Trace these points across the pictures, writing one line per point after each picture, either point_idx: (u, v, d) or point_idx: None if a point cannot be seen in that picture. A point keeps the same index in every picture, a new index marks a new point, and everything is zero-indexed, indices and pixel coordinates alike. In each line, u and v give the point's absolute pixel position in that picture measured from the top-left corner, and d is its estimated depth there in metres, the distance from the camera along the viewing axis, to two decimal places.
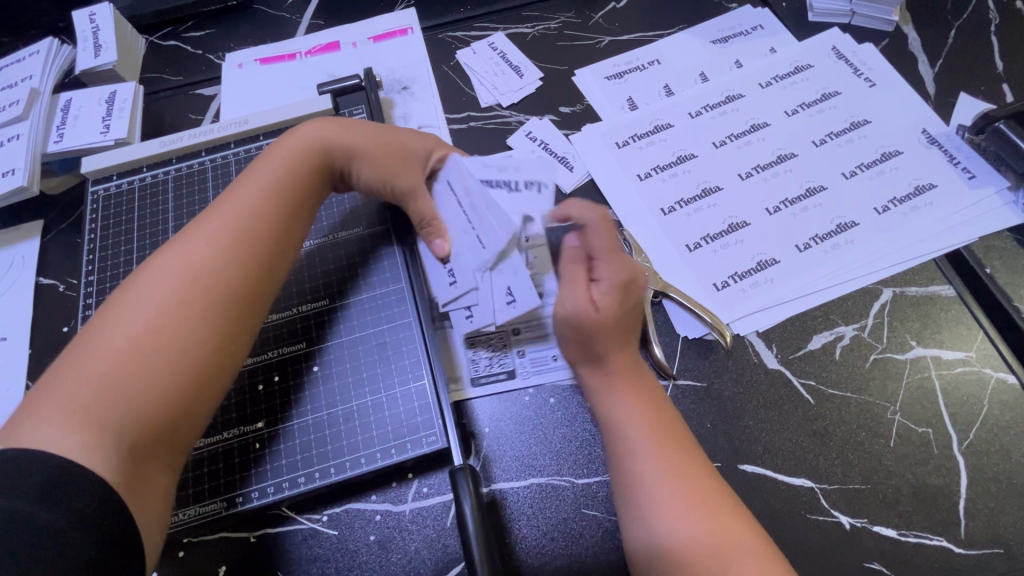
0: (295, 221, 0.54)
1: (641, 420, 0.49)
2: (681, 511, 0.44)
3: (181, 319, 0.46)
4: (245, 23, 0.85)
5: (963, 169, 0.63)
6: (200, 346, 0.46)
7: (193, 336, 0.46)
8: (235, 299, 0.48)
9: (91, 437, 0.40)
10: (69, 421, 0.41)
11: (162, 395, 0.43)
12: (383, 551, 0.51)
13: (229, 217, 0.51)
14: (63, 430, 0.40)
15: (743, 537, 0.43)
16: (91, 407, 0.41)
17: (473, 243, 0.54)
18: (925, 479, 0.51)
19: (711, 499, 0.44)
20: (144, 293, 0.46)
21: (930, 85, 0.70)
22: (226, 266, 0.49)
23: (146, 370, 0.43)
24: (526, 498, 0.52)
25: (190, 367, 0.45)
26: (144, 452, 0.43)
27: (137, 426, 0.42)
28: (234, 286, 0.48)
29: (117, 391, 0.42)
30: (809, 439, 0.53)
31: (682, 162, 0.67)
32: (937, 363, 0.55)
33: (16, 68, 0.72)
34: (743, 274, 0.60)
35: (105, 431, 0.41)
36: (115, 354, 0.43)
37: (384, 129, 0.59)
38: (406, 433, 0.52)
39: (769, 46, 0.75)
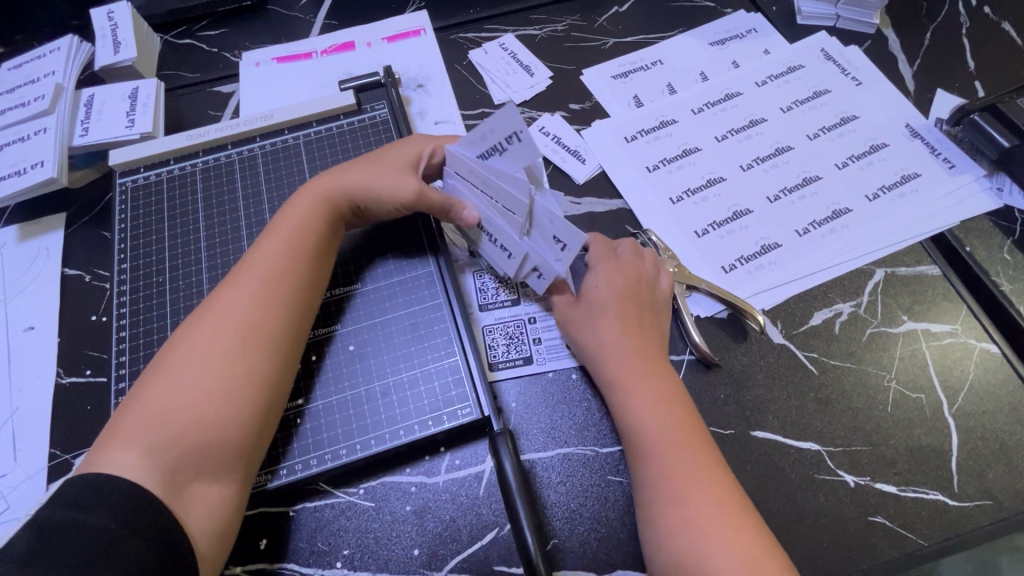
0: (321, 250, 0.57)
1: (651, 420, 0.51)
2: (681, 489, 0.47)
3: (218, 346, 0.50)
4: (259, 23, 0.87)
5: (944, 159, 0.69)
6: (238, 364, 0.49)
7: (232, 357, 0.49)
8: (266, 324, 0.52)
9: (144, 455, 0.45)
10: (127, 444, 0.45)
11: (206, 411, 0.47)
12: (420, 520, 0.53)
13: (264, 248, 0.56)
14: (122, 452, 0.45)
15: (739, 511, 0.47)
16: (144, 430, 0.46)
17: (506, 215, 0.52)
18: (920, 440, 0.55)
19: (709, 477, 0.48)
20: (190, 327, 0.51)
21: (910, 83, 0.76)
22: (259, 291, 0.53)
23: (192, 391, 0.47)
24: (556, 466, 0.55)
25: (229, 385, 0.48)
26: (191, 466, 0.46)
27: (185, 443, 0.46)
28: (267, 308, 0.52)
29: (170, 419, 0.46)
30: (814, 407, 0.57)
31: (687, 155, 0.72)
32: (927, 335, 0.60)
33: (38, 64, 0.73)
34: (749, 257, 0.65)
35: (159, 454, 0.45)
36: (167, 387, 0.48)
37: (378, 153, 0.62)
38: (441, 406, 0.55)
39: (763, 48, 0.80)
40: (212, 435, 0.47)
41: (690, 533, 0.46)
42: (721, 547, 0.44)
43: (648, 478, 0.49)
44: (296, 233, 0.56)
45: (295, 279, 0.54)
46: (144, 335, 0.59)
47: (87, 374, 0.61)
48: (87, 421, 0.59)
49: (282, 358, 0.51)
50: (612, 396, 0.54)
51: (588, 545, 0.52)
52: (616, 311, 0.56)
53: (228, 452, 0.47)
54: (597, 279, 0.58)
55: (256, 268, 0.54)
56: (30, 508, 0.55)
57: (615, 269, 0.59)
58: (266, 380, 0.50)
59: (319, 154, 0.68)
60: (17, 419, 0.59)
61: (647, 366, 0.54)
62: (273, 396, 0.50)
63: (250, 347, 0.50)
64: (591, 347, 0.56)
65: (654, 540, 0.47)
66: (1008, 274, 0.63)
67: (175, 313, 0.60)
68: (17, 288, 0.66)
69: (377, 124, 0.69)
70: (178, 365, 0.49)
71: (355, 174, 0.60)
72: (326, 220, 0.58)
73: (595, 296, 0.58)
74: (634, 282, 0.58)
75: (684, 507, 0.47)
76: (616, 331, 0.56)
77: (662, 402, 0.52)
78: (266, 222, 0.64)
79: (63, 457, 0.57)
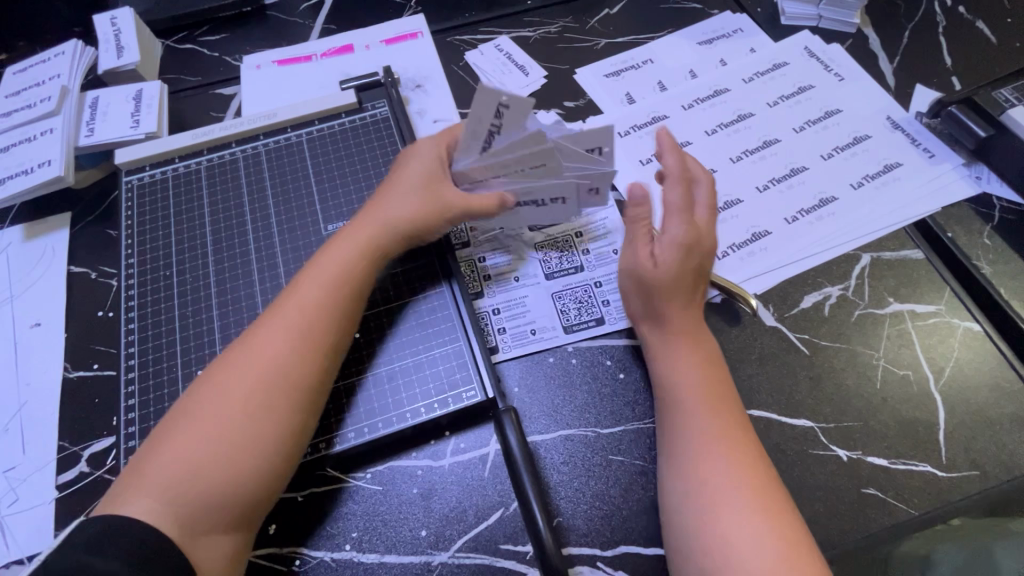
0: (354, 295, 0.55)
1: (690, 383, 0.53)
2: (708, 446, 0.49)
3: (246, 402, 0.48)
4: (258, 27, 0.88)
5: (924, 149, 0.72)
6: (266, 420, 0.48)
7: (261, 412, 0.48)
8: (295, 381, 0.50)
9: (164, 503, 0.45)
10: (149, 489, 0.45)
11: (231, 464, 0.46)
12: (426, 502, 0.54)
13: (299, 290, 0.54)
14: (143, 498, 0.45)
15: (760, 473, 0.48)
16: (166, 479, 0.45)
17: (536, 173, 0.56)
18: (909, 415, 0.57)
19: (738, 440, 0.50)
20: (221, 372, 0.50)
21: (890, 78, 0.79)
22: (289, 341, 0.51)
23: (217, 443, 0.47)
24: (559, 447, 0.56)
25: (253, 442, 0.47)
26: (211, 516, 0.46)
27: (207, 493, 0.46)
28: (299, 363, 0.50)
29: (191, 471, 0.46)
30: (807, 385, 0.59)
31: (679, 149, 0.74)
32: (912, 315, 0.62)
33: (42, 68, 0.74)
34: (740, 244, 0.67)
35: (178, 506, 0.45)
36: (192, 436, 0.47)
37: (415, 182, 0.59)
38: (446, 390, 0.56)
39: (749, 47, 0.83)
40: (234, 489, 0.46)
41: (713, 487, 0.47)
42: (741, 504, 0.46)
43: (679, 433, 0.51)
44: (329, 275, 0.55)
45: (325, 332, 0.52)
46: (152, 328, 0.60)
47: (95, 368, 0.62)
48: (95, 414, 0.60)
49: (308, 413, 0.50)
50: (659, 356, 0.56)
51: (591, 523, 0.53)
52: (683, 280, 0.55)
53: (248, 505, 0.47)
54: (669, 241, 0.55)
55: (289, 314, 0.52)
56: (40, 499, 0.56)
57: (693, 233, 0.56)
58: (291, 435, 0.49)
59: (322, 151, 0.69)
60: (27, 412, 0.60)
61: (694, 331, 0.56)
62: (294, 450, 0.50)
63: (279, 400, 0.49)
64: (653, 312, 0.56)
65: (678, 494, 0.49)
66: (988, 257, 0.65)
67: (183, 306, 0.61)
68: (23, 286, 0.67)
69: (377, 122, 0.71)
70: (207, 412, 0.48)
71: (391, 208, 0.58)
72: (358, 260, 0.56)
73: (667, 263, 0.55)
74: (704, 250, 0.57)
75: (712, 463, 0.48)
76: (679, 301, 0.56)
77: (701, 365, 0.54)
78: (271, 217, 0.65)
79: (71, 448, 0.58)
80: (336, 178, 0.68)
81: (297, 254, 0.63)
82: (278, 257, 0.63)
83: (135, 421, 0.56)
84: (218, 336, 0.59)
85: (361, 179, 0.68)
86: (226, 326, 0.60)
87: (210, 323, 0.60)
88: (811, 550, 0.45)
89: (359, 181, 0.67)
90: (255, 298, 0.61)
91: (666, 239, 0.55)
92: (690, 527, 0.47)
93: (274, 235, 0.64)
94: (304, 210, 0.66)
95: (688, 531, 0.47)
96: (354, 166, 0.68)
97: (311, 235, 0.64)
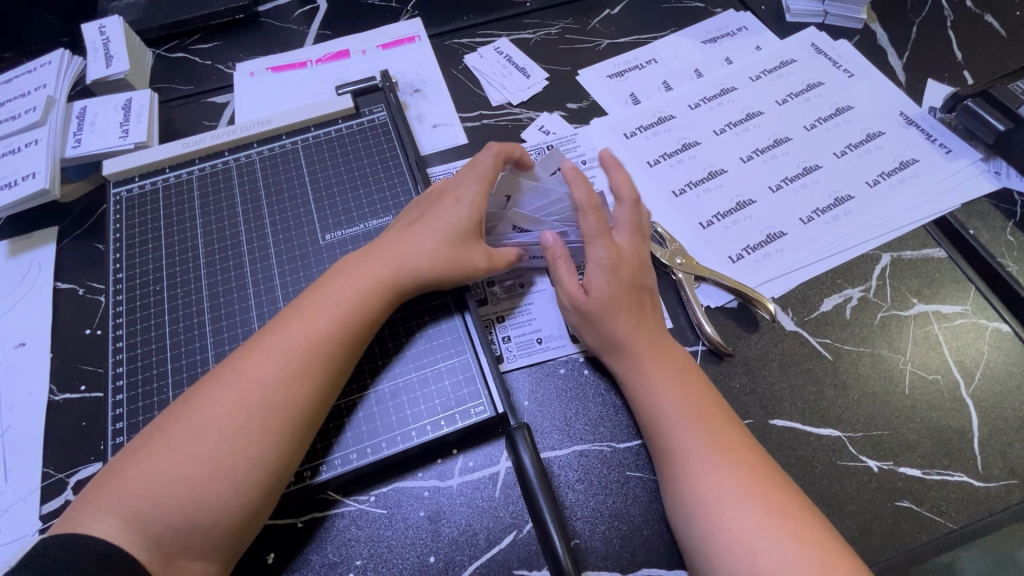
0: (362, 314, 0.51)
1: (677, 408, 0.50)
2: (705, 457, 0.47)
3: (236, 421, 0.45)
4: (251, 34, 0.86)
5: (940, 145, 0.70)
6: (250, 445, 0.45)
7: (246, 437, 0.45)
8: (289, 404, 0.47)
9: (135, 522, 0.41)
10: (120, 507, 0.42)
11: (205, 487, 0.43)
12: (434, 526, 0.51)
13: (305, 311, 0.51)
14: (109, 512, 0.42)
15: (762, 472, 0.47)
16: (138, 494, 0.42)
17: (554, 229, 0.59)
18: (942, 422, 0.54)
19: (731, 443, 0.48)
20: (211, 388, 0.47)
21: (901, 73, 0.77)
22: (287, 360, 0.48)
23: (194, 463, 0.44)
24: (573, 463, 0.53)
25: (236, 466, 0.44)
26: (178, 542, 0.42)
27: (176, 515, 0.42)
28: (294, 383, 0.47)
29: (168, 487, 0.43)
30: (831, 391, 0.56)
31: (687, 149, 0.72)
32: (938, 316, 0.60)
33: (28, 78, 0.72)
34: (755, 246, 0.64)
35: (147, 523, 0.42)
36: (175, 450, 0.44)
37: (438, 202, 0.57)
38: (454, 405, 0.53)
39: (755, 44, 0.81)
40: (204, 514, 0.43)
41: (722, 499, 0.45)
42: (753, 510, 0.44)
43: (670, 450, 0.49)
44: (335, 290, 0.52)
45: (325, 351, 0.49)
46: (141, 346, 0.57)
47: (82, 390, 0.59)
48: (83, 438, 0.56)
49: (297, 442, 0.47)
50: (634, 385, 0.53)
51: (611, 544, 0.50)
52: (622, 303, 0.54)
53: (219, 534, 0.43)
54: (597, 267, 0.55)
55: (290, 335, 0.49)
56: (23, 532, 0.53)
57: (617, 256, 0.55)
58: (273, 463, 0.45)
59: (318, 158, 0.67)
60: (10, 438, 0.57)
61: (658, 344, 0.54)
62: (275, 481, 0.46)
63: (265, 427, 0.46)
64: (604, 338, 0.54)
65: (686, 513, 0.46)
66: (1012, 254, 0.63)
67: (174, 322, 0.58)
68: (6, 305, 0.64)
69: (375, 128, 0.68)
70: (187, 429, 0.45)
71: (413, 239, 0.55)
72: (365, 274, 0.53)
73: (597, 290, 0.55)
74: (637, 267, 0.56)
75: (712, 477, 0.46)
76: (629, 321, 0.54)
77: (677, 377, 0.52)
78: (266, 228, 0.63)
79: (57, 476, 0.55)
80: (334, 186, 0.65)
81: (293, 265, 0.60)
82: (274, 269, 0.60)
83: (124, 444, 0.52)
84: (211, 353, 0.56)
85: (361, 187, 0.65)
86: (220, 343, 0.56)
87: (202, 341, 0.57)
88: (835, 543, 0.44)
89: (357, 189, 0.65)
90: (250, 313, 0.58)
91: (592, 266, 0.55)
92: (709, 548, 0.44)
93: (270, 248, 0.62)
94: (301, 219, 0.63)
95: (709, 550, 0.44)
96: (352, 173, 0.66)
97: (308, 245, 0.62)
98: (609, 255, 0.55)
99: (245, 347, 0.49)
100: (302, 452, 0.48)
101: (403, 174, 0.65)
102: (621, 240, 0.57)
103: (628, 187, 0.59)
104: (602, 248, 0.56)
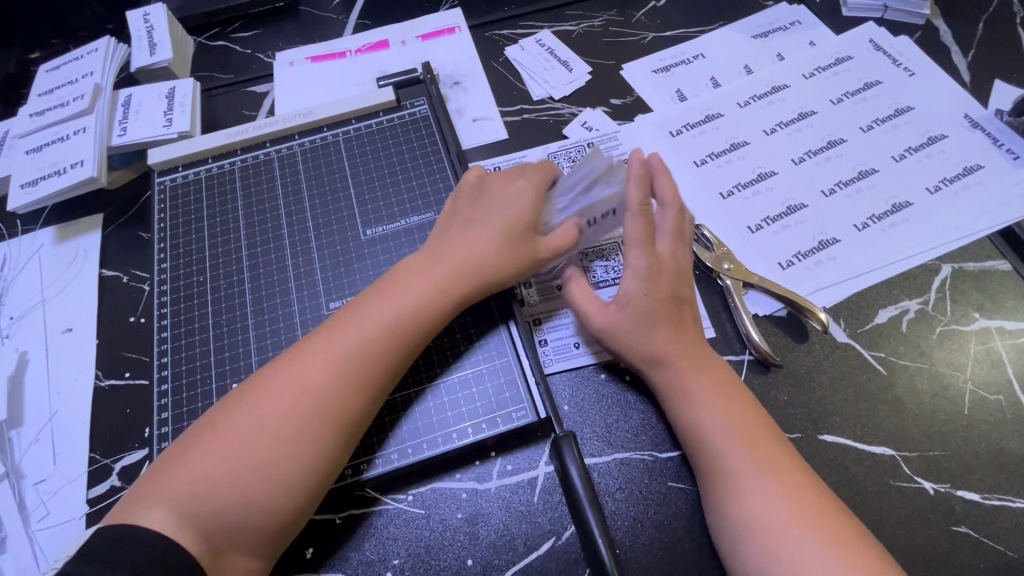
0: (415, 319, 0.50)
1: (722, 430, 0.48)
2: (755, 479, 0.46)
3: (287, 423, 0.45)
4: (292, 23, 0.85)
5: (1007, 150, 0.66)
6: (298, 450, 0.45)
7: (295, 439, 0.45)
8: (340, 410, 0.46)
9: (188, 517, 0.42)
10: (174, 501, 0.42)
11: (254, 487, 0.43)
12: (472, 528, 0.50)
13: (359, 314, 0.50)
14: (164, 503, 0.42)
15: (815, 495, 0.45)
16: (191, 490, 0.43)
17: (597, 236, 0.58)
18: (1004, 444, 0.52)
19: (778, 462, 0.47)
20: (264, 387, 0.47)
21: (966, 73, 0.73)
22: (338, 367, 0.47)
23: (244, 464, 0.44)
24: (614, 471, 0.52)
25: (286, 469, 0.44)
26: (227, 538, 0.42)
27: (227, 514, 0.42)
28: (346, 389, 0.47)
29: (220, 485, 0.43)
30: (884, 407, 0.54)
31: (735, 149, 0.69)
32: (1001, 333, 0.57)
33: (75, 65, 0.72)
34: (806, 253, 0.62)
35: (199, 519, 0.42)
36: (228, 449, 0.44)
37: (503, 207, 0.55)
38: (496, 409, 0.52)
39: (808, 40, 0.78)
40: (253, 513, 0.43)
41: (775, 526, 0.44)
42: (806, 539, 0.43)
43: (714, 471, 0.47)
44: (390, 293, 0.51)
45: (378, 356, 0.48)
46: (184, 337, 0.57)
47: (127, 377, 0.60)
48: (128, 424, 0.57)
49: (344, 447, 0.47)
50: (676, 403, 0.51)
51: (651, 556, 0.49)
52: (659, 314, 0.52)
53: (266, 534, 0.44)
54: (635, 274, 0.52)
55: (340, 338, 0.48)
56: (70, 515, 0.54)
57: (655, 264, 0.53)
58: (320, 468, 0.45)
59: (359, 151, 0.66)
60: (58, 422, 0.58)
61: (697, 360, 0.52)
62: (322, 483, 0.46)
63: (315, 430, 0.45)
64: (639, 353, 0.52)
65: (732, 534, 0.45)
66: None
67: (216, 314, 0.58)
68: (54, 290, 0.66)
69: (416, 121, 0.67)
70: (240, 429, 0.45)
71: (473, 243, 0.53)
72: (422, 278, 0.52)
73: (633, 300, 0.52)
74: (675, 277, 0.54)
75: (761, 504, 0.45)
76: (665, 333, 0.52)
77: (719, 392, 0.50)
78: (307, 221, 0.62)
79: (103, 461, 0.56)
80: (374, 180, 0.64)
81: (335, 259, 0.60)
82: (315, 263, 0.60)
83: (168, 434, 0.53)
84: (253, 345, 0.56)
85: (402, 182, 0.64)
86: (261, 336, 0.56)
87: (245, 334, 0.57)
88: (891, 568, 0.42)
89: (398, 184, 0.64)
90: (291, 306, 0.58)
91: (630, 273, 0.53)
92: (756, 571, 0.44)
93: (311, 241, 0.61)
94: (342, 213, 0.63)
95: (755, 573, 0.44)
96: (392, 168, 0.65)
97: (349, 240, 0.61)
98: (648, 264, 0.53)
99: (298, 347, 0.49)
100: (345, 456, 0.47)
101: (445, 169, 0.64)
102: (659, 247, 0.54)
103: (674, 192, 0.56)
104: (641, 252, 0.53)
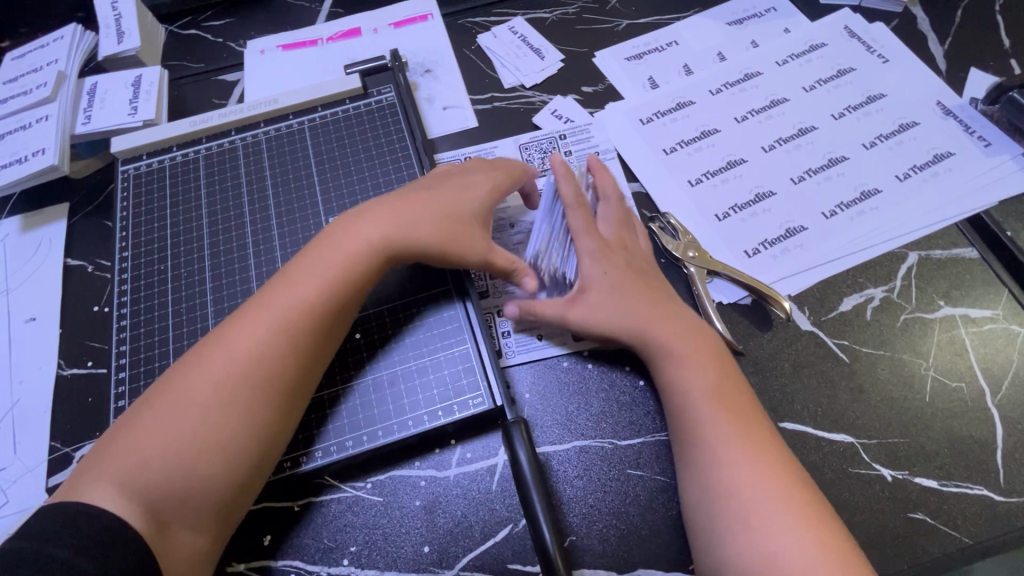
0: (349, 286, 0.50)
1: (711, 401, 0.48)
2: (738, 451, 0.46)
3: (222, 390, 0.45)
4: (264, 11, 0.84)
5: (979, 138, 0.66)
6: (236, 415, 0.45)
7: (232, 405, 0.45)
8: (276, 374, 0.46)
9: (132, 492, 0.42)
10: (116, 479, 0.42)
11: (196, 456, 0.43)
12: (430, 516, 0.50)
13: (290, 281, 0.50)
14: (106, 481, 0.42)
15: (796, 478, 0.45)
16: (132, 464, 0.42)
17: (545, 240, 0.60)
18: (964, 432, 0.52)
19: (761, 439, 0.46)
20: (198, 360, 0.47)
21: (942, 61, 0.72)
22: (270, 332, 0.47)
23: (182, 432, 0.44)
24: (572, 459, 0.52)
25: (227, 435, 0.44)
26: (173, 509, 0.42)
27: (171, 485, 0.42)
28: (280, 353, 0.47)
29: (161, 458, 0.43)
30: (846, 395, 0.54)
31: (705, 137, 0.69)
32: (965, 321, 0.56)
33: (41, 53, 0.72)
34: (773, 241, 0.62)
35: (142, 493, 0.42)
36: (166, 422, 0.44)
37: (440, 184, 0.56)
38: (452, 396, 0.52)
39: (784, 27, 0.77)
40: (198, 482, 0.43)
41: (753, 498, 0.44)
42: (781, 512, 0.43)
43: (700, 443, 0.47)
44: (322, 262, 0.50)
45: (311, 321, 0.48)
46: (145, 326, 0.57)
47: (89, 366, 0.60)
48: (88, 413, 0.57)
49: (284, 410, 0.47)
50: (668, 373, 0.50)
51: (607, 543, 0.49)
52: (629, 288, 0.53)
53: (212, 503, 0.44)
54: (588, 258, 0.55)
55: (271, 304, 0.48)
56: (30, 502, 0.54)
57: (607, 246, 0.56)
58: (261, 434, 0.45)
59: (324, 139, 0.66)
60: (19, 411, 0.58)
61: (691, 337, 0.51)
62: (266, 449, 0.46)
63: (252, 395, 0.45)
64: (621, 324, 0.52)
65: (712, 509, 0.45)
66: None
67: (177, 303, 0.58)
68: (19, 279, 0.65)
69: (382, 109, 0.67)
70: (176, 402, 0.45)
71: (409, 213, 0.53)
72: (354, 245, 0.51)
73: (594, 279, 0.54)
74: (629, 255, 0.56)
75: (742, 475, 0.45)
76: (643, 306, 0.53)
77: (711, 364, 0.50)
78: (270, 210, 0.62)
79: (63, 450, 0.56)
80: (339, 168, 0.64)
81: (297, 247, 0.60)
82: (277, 252, 0.59)
83: None
84: None
85: (367, 170, 0.63)
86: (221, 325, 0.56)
87: (204, 323, 0.56)
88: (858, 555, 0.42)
89: (363, 172, 0.63)
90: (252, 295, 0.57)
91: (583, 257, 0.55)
92: (730, 540, 0.43)
93: (273, 230, 0.61)
94: (305, 201, 0.62)
95: (728, 551, 0.43)
96: (358, 156, 0.64)
97: (312, 228, 0.61)
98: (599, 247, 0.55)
99: (231, 319, 0.49)
100: (286, 421, 0.48)
101: (409, 157, 0.64)
102: (606, 231, 0.57)
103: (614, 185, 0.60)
104: (590, 239, 0.56)
